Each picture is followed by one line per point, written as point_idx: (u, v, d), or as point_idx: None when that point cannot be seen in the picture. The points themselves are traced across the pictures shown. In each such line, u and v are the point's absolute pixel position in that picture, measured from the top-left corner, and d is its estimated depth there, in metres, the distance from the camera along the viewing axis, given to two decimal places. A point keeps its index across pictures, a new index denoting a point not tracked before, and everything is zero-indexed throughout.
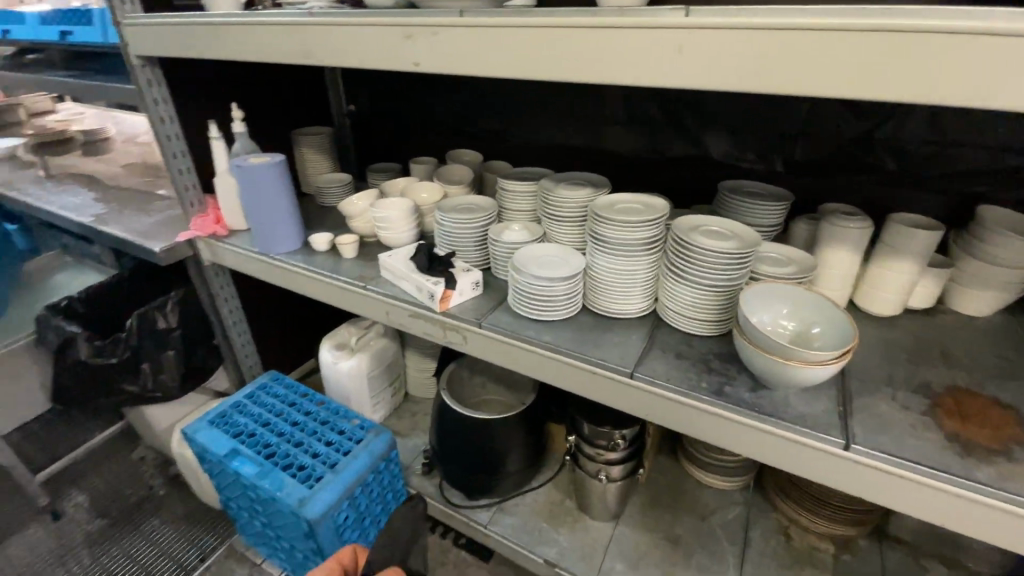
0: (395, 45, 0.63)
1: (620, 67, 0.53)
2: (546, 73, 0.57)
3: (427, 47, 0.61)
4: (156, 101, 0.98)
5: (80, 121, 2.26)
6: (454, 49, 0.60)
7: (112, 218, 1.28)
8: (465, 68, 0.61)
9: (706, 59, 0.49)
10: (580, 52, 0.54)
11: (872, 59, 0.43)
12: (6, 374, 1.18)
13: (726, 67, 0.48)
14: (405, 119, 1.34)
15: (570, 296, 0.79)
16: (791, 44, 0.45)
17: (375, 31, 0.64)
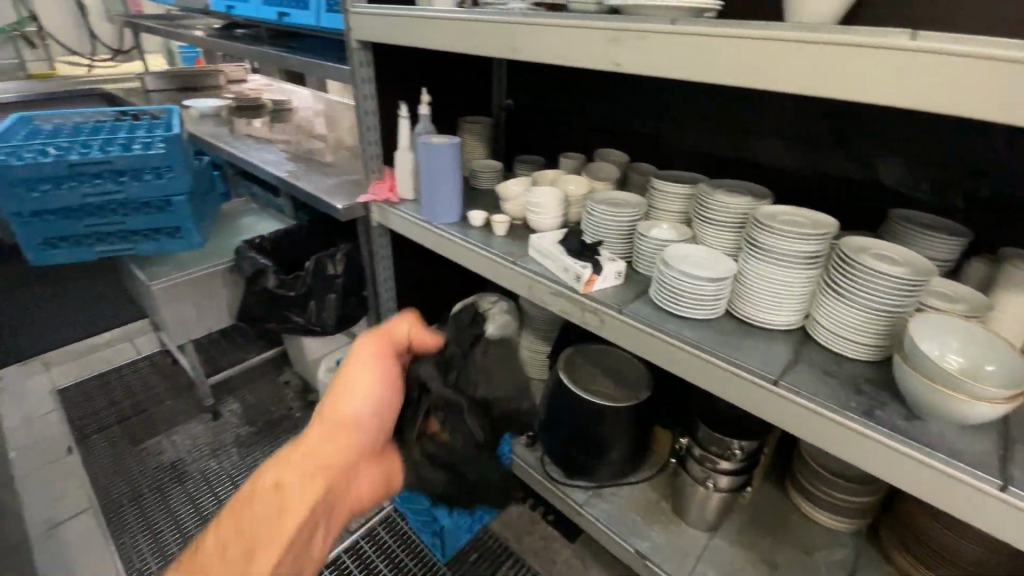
0: (598, 47, 0.71)
1: (742, 70, 0.60)
2: (692, 71, 0.64)
3: (631, 49, 0.68)
4: (364, 80, 1.15)
5: (267, 91, 2.63)
6: (657, 53, 0.66)
7: (302, 176, 1.51)
8: (664, 71, 0.66)
9: (797, 68, 0.56)
10: (726, 56, 0.61)
11: (936, 78, 0.49)
12: (204, 291, 1.38)
13: (812, 75, 0.56)
14: (558, 116, 1.43)
15: (716, 298, 0.81)
16: (870, 59, 0.52)
17: (582, 34, 0.72)
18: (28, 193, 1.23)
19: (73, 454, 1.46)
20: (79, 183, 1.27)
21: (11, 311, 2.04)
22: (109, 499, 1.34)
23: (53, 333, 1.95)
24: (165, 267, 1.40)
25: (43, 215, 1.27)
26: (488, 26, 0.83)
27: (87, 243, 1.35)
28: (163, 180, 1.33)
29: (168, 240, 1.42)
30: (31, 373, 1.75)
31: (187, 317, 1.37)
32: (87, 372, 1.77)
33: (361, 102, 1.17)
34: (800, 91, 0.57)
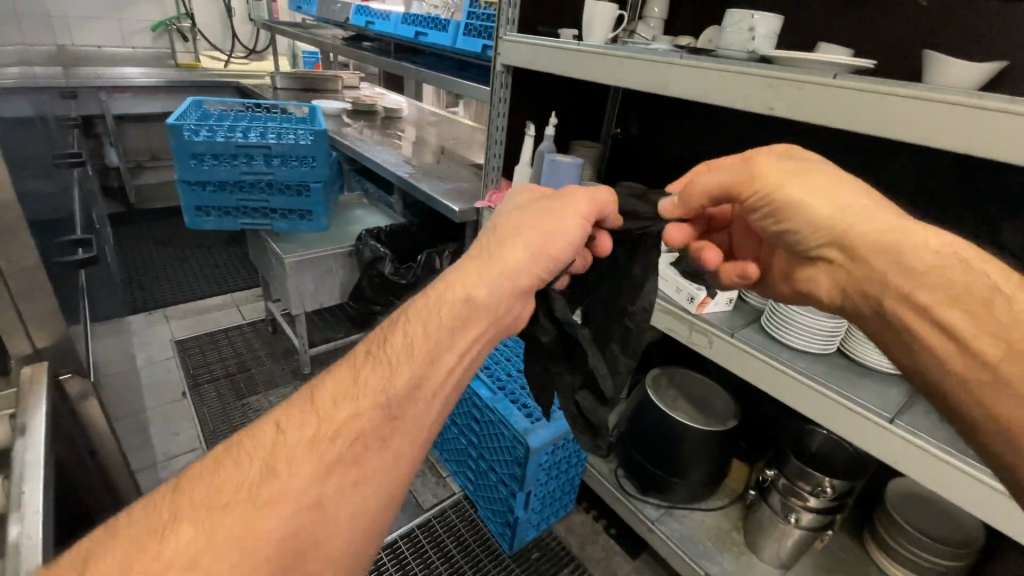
0: (750, 92, 0.77)
1: (891, 123, 0.65)
2: (851, 121, 0.68)
3: (785, 97, 0.74)
4: (500, 100, 1.27)
5: (379, 99, 2.86)
6: (811, 101, 0.71)
7: (419, 178, 1.65)
8: (814, 118, 0.71)
9: (878, 113, 0.66)
10: (885, 110, 0.65)
11: (984, 128, 0.58)
12: (325, 270, 1.53)
13: (887, 120, 0.65)
14: (665, 148, 1.50)
15: (829, 336, 0.85)
16: (935, 111, 0.61)
17: (735, 79, 0.79)
18: (199, 166, 1.42)
19: (187, 398, 1.63)
20: (239, 162, 1.45)
21: (141, 267, 2.31)
22: (216, 443, 1.49)
23: (174, 291, 2.18)
24: (293, 245, 1.57)
25: (206, 186, 1.46)
26: (640, 63, 0.93)
27: (235, 215, 1.53)
28: (307, 168, 1.51)
29: (300, 221, 1.59)
30: (155, 323, 1.97)
31: (306, 291, 1.53)
32: (201, 329, 1.97)
33: (494, 119, 1.30)
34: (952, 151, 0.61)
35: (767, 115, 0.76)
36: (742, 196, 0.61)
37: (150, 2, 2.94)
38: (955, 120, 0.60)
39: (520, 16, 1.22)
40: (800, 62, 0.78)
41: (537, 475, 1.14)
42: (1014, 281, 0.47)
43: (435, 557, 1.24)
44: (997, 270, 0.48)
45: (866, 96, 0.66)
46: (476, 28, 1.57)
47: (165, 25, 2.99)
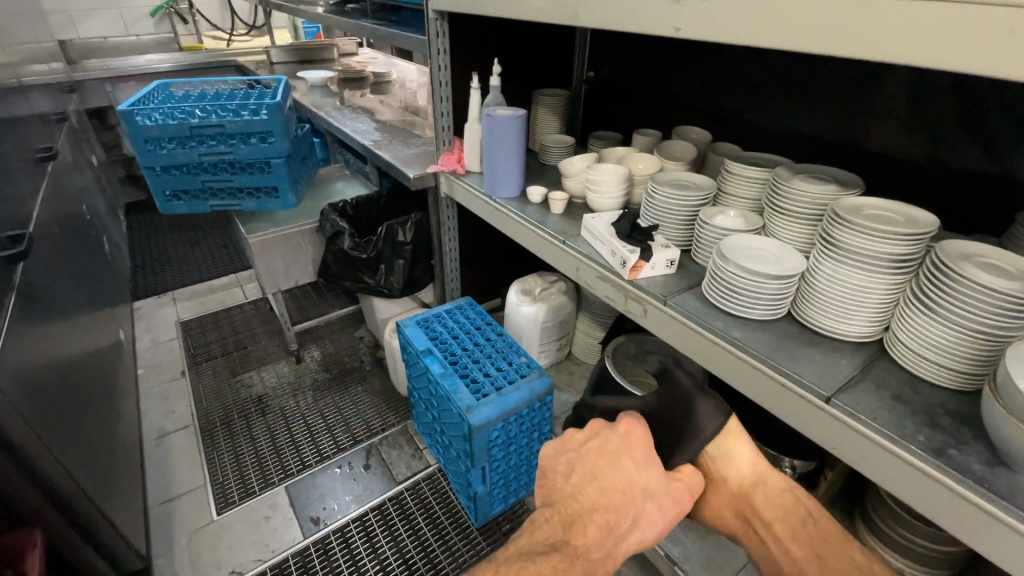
0: (657, 10, 0.64)
1: (813, 32, 0.52)
2: (766, 36, 0.55)
3: (694, 11, 0.60)
4: (439, 51, 1.16)
5: (372, 65, 2.77)
6: (721, 14, 0.58)
7: (384, 145, 1.58)
8: (726, 37, 0.59)
9: (797, 20, 0.53)
10: (804, 15, 0.52)
11: (924, 27, 0.45)
12: (292, 247, 1.51)
13: (808, 29, 0.52)
14: (638, 90, 1.34)
15: (774, 299, 0.73)
16: (863, 10, 0.48)
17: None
18: (157, 150, 1.40)
19: (185, 378, 1.70)
20: (196, 144, 1.42)
21: (155, 252, 2.41)
22: (207, 420, 1.55)
23: (183, 273, 2.27)
24: (262, 224, 1.56)
25: (169, 170, 1.45)
26: None
27: (203, 197, 1.53)
28: (266, 145, 1.47)
29: (268, 198, 1.57)
30: (163, 305, 2.06)
31: (278, 270, 1.53)
32: (204, 309, 2.04)
33: (435, 73, 1.19)
34: (885, 60, 0.48)
35: (677, 38, 0.63)
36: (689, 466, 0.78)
37: None
38: (882, 15, 0.47)
39: None
40: None
41: (490, 452, 1.08)
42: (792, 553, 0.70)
43: (403, 531, 1.24)
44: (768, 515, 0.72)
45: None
46: None
47: (164, 9, 3.01)
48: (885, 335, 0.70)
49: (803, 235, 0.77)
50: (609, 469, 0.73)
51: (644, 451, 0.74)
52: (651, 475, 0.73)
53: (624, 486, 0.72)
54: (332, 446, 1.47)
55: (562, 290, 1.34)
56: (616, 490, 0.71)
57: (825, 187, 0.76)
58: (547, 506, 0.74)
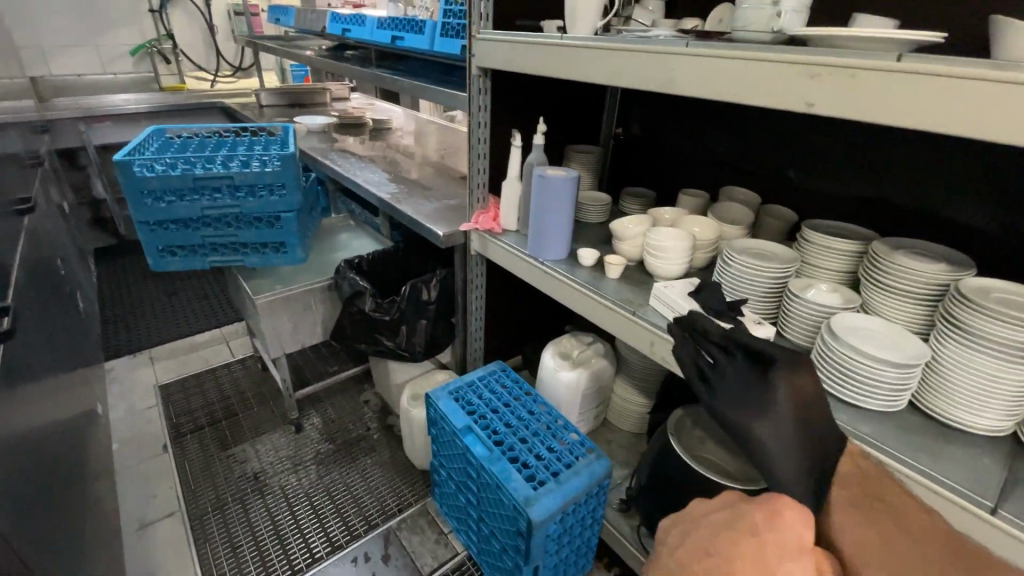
0: (783, 83, 0.59)
1: (962, 120, 0.48)
2: (904, 118, 0.52)
3: (821, 90, 0.56)
4: (479, 108, 1.11)
5: (367, 111, 2.72)
6: (851, 94, 0.55)
7: (402, 197, 1.50)
8: (875, 117, 0.53)
9: (941, 106, 0.49)
10: (951, 101, 0.48)
11: None
12: (302, 307, 1.38)
13: (956, 115, 0.48)
14: (672, 149, 1.32)
15: (896, 388, 0.67)
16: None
17: (761, 67, 0.61)
18: (156, 204, 1.28)
19: (169, 453, 1.51)
20: (200, 197, 1.31)
21: (128, 305, 2.20)
22: (196, 505, 1.36)
23: (161, 329, 2.07)
24: (267, 281, 1.44)
25: (167, 224, 1.32)
26: (637, 54, 0.74)
27: (202, 253, 1.39)
28: (276, 197, 1.36)
29: (274, 254, 1.44)
30: (139, 366, 1.86)
31: (283, 333, 1.39)
32: (186, 371, 1.85)
33: (474, 130, 1.13)
34: None
35: (808, 113, 0.58)
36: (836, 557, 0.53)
37: (129, 26, 2.83)
38: None
39: (495, 10, 1.05)
40: (841, 41, 0.60)
41: (545, 547, 0.96)
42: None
43: None
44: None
45: (918, 82, 0.50)
46: (453, 28, 1.40)
47: (146, 49, 2.89)
48: (1022, 427, 0.64)
49: (918, 315, 0.72)
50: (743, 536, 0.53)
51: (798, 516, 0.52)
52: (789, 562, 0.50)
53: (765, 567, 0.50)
54: (344, 532, 1.30)
55: (602, 354, 1.26)
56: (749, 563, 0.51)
57: (935, 265, 0.72)
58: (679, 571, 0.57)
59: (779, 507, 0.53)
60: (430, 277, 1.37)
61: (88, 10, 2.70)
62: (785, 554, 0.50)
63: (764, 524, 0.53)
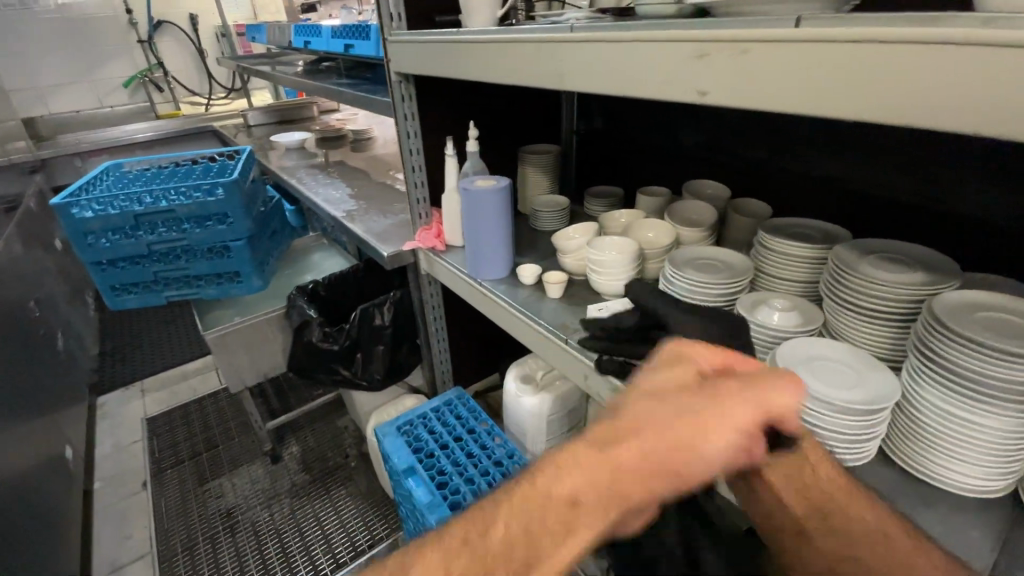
0: (674, 68, 0.46)
1: (851, 97, 0.36)
2: (790, 102, 0.40)
3: (709, 72, 0.44)
4: (406, 116, 1.01)
5: (352, 122, 2.66)
6: (743, 76, 0.42)
7: (358, 214, 1.42)
8: (774, 105, 0.41)
9: (826, 83, 0.38)
10: (833, 74, 0.37)
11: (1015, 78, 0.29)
12: (258, 338, 1.33)
13: (842, 91, 0.37)
14: (635, 142, 1.19)
15: (857, 435, 0.53)
16: (916, 63, 0.33)
17: (650, 51, 0.48)
18: (99, 244, 1.24)
19: (148, 491, 1.49)
20: (143, 233, 1.26)
21: (126, 336, 2.23)
22: (167, 546, 1.34)
23: (154, 359, 2.08)
24: (226, 314, 1.40)
25: (117, 263, 1.28)
26: (528, 45, 0.63)
27: (156, 289, 1.35)
28: (224, 226, 1.31)
29: (230, 283, 1.40)
30: (130, 400, 1.86)
31: (241, 367, 1.34)
32: (174, 401, 1.84)
33: (404, 142, 1.03)
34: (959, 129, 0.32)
35: (703, 103, 0.46)
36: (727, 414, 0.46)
37: (120, 58, 2.88)
38: (949, 67, 0.32)
39: (411, 7, 0.95)
40: (744, 7, 0.46)
41: None
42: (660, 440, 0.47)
43: None
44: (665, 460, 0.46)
45: (799, 51, 0.38)
46: None
47: (139, 78, 2.93)
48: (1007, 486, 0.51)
49: (887, 338, 0.58)
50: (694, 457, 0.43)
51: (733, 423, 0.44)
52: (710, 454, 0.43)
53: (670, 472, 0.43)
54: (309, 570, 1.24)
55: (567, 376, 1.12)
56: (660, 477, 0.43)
57: (905, 276, 0.58)
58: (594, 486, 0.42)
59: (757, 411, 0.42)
60: (385, 297, 1.28)
61: (78, 47, 2.76)
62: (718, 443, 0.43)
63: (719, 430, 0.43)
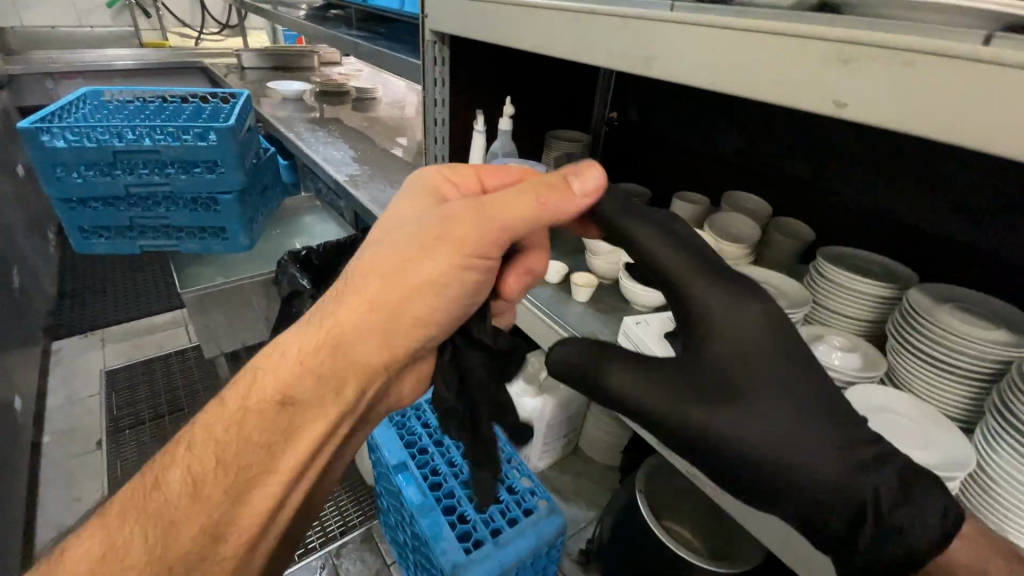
0: (810, 69, 0.39)
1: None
2: (940, 128, 0.34)
3: (843, 80, 0.37)
4: (436, 82, 0.92)
5: (355, 78, 2.51)
6: (887, 90, 0.35)
7: (363, 181, 1.31)
8: (921, 129, 0.35)
9: (995, 109, 0.31)
10: (1006, 101, 0.31)
11: None
12: (240, 302, 1.23)
13: (1013, 124, 0.31)
14: (672, 142, 1.12)
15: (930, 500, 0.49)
16: None
17: (779, 46, 0.40)
18: (70, 179, 1.11)
19: (102, 451, 1.39)
20: (121, 172, 1.13)
21: (89, 279, 2.06)
22: None
23: (118, 307, 1.93)
24: (207, 271, 1.29)
25: (88, 202, 1.15)
26: (605, 19, 0.54)
27: (131, 236, 1.23)
28: (213, 176, 1.18)
29: (213, 239, 1.28)
30: (89, 348, 1.72)
31: (219, 331, 1.24)
32: (138, 355, 1.71)
33: (430, 110, 0.94)
34: None
35: (835, 115, 0.39)
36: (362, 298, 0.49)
37: None
38: None
39: None
40: (889, 11, 0.40)
41: None
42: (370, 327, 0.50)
43: None
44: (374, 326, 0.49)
45: (968, 70, 0.32)
46: None
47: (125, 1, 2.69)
48: None
49: (961, 397, 0.54)
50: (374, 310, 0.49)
51: (393, 279, 0.49)
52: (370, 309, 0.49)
53: (369, 320, 0.50)
54: None
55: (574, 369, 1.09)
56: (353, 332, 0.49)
57: (986, 331, 0.54)
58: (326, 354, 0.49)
59: (360, 273, 0.51)
60: None
61: None
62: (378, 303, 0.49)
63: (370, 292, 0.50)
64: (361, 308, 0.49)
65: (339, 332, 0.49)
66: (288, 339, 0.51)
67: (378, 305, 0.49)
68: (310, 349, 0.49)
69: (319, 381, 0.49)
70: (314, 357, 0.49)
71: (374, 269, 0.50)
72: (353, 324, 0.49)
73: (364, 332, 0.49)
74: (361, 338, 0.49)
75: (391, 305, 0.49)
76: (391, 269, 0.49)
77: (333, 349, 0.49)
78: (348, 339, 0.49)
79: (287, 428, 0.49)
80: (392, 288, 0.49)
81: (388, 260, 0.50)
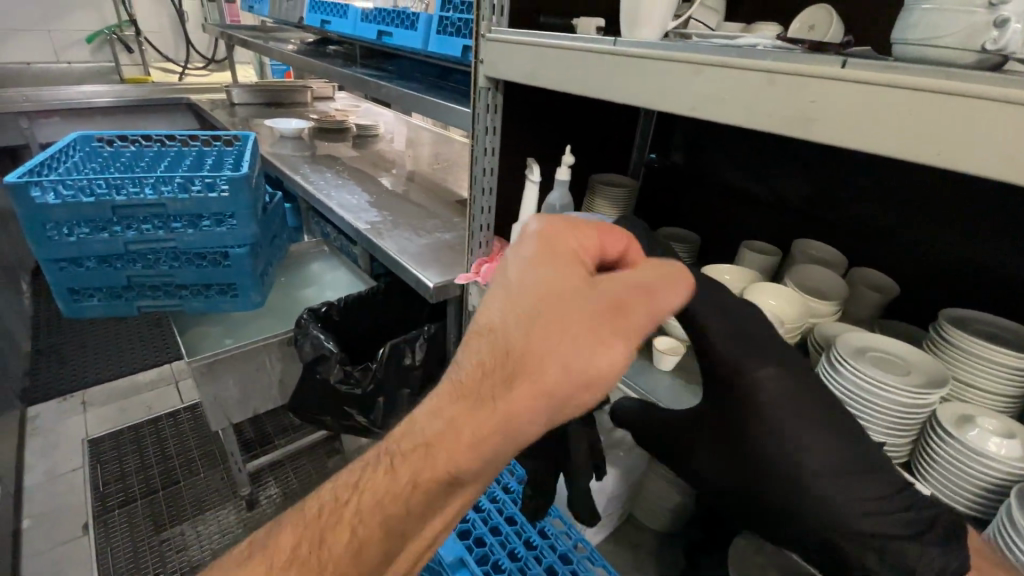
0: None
1: None
2: None
3: None
4: (487, 130, 0.84)
5: (352, 113, 2.42)
6: None
7: (385, 229, 1.21)
8: None
9: None
10: None
11: None
12: (253, 368, 1.10)
13: None
14: (722, 185, 1.06)
15: None
16: None
17: (980, 113, 0.35)
18: (62, 239, 0.99)
19: (89, 536, 1.22)
20: (121, 228, 1.02)
21: (68, 333, 1.90)
22: None
23: (99, 363, 1.76)
24: (215, 332, 1.17)
25: (81, 262, 1.03)
26: (743, 75, 0.47)
27: (128, 297, 1.10)
28: (223, 229, 1.06)
29: (221, 297, 1.16)
30: (68, 413, 1.55)
31: (230, 401, 1.11)
32: (125, 419, 1.55)
33: (479, 159, 0.86)
34: None
35: None
36: (524, 367, 0.41)
37: (88, 10, 2.55)
38: None
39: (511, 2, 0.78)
40: None
41: None
42: (536, 413, 0.41)
43: None
44: (532, 409, 0.41)
45: None
46: (452, 23, 1.10)
47: (105, 35, 2.60)
48: None
49: None
50: (544, 379, 0.41)
51: (566, 348, 0.41)
52: (540, 387, 0.41)
53: (539, 398, 0.41)
54: None
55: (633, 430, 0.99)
56: (510, 412, 0.41)
57: None
58: (490, 432, 0.42)
59: (529, 326, 0.43)
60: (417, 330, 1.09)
61: None
62: (551, 376, 0.41)
63: (548, 362, 0.41)
64: (527, 378, 0.41)
65: (501, 413, 0.41)
66: (444, 404, 0.44)
67: (556, 387, 0.40)
68: (479, 431, 0.41)
69: (469, 449, 0.42)
70: (480, 439, 0.41)
71: (536, 347, 0.41)
72: (514, 405, 0.41)
73: (532, 410, 0.41)
74: (527, 423, 0.41)
75: (563, 385, 0.41)
76: (562, 335, 0.41)
77: (495, 429, 0.41)
78: (509, 422, 0.41)
79: (448, 494, 0.43)
80: (571, 379, 0.40)
81: (555, 313, 0.43)
